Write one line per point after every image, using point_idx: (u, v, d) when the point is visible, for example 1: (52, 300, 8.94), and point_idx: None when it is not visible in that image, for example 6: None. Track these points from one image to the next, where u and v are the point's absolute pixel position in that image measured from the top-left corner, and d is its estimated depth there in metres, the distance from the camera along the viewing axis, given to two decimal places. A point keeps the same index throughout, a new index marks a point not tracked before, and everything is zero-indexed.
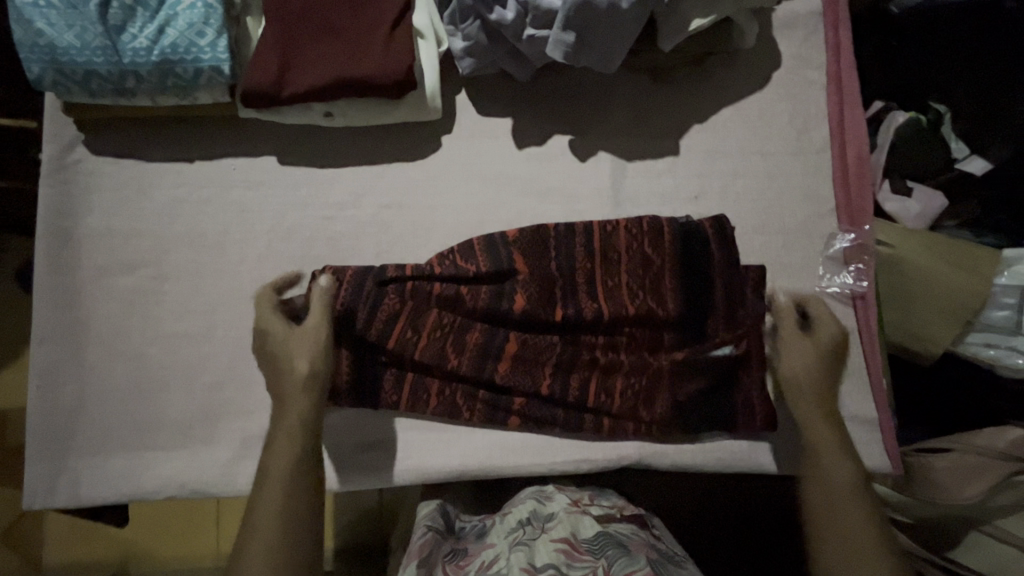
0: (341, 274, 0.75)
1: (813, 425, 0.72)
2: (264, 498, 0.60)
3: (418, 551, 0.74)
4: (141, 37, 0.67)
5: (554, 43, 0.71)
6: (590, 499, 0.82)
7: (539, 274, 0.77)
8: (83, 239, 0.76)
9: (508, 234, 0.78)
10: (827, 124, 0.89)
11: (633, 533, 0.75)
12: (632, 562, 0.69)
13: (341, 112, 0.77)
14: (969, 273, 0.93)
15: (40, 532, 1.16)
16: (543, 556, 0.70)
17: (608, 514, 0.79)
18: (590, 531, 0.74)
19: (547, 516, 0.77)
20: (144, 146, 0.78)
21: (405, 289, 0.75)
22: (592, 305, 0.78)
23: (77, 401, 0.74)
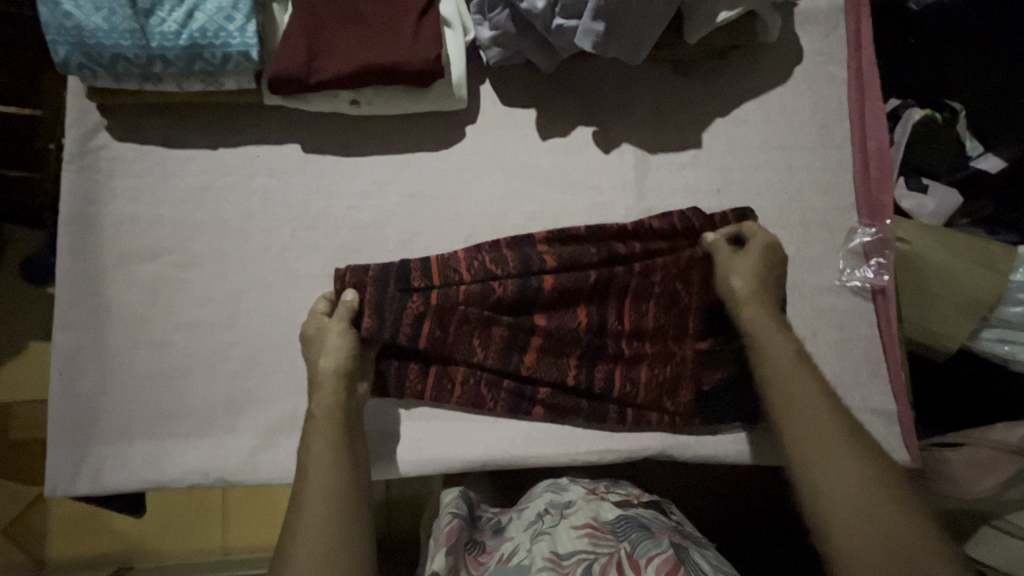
0: (367, 267, 0.75)
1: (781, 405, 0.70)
2: (311, 487, 0.63)
3: (446, 538, 0.72)
4: (169, 21, 0.67)
5: (583, 33, 0.71)
6: (607, 487, 0.82)
7: (568, 266, 0.76)
8: (106, 225, 0.75)
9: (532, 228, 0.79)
10: (848, 119, 0.90)
11: (653, 517, 0.76)
12: (657, 543, 0.69)
13: (368, 100, 0.77)
14: (987, 269, 0.94)
15: (43, 526, 1.15)
16: (566, 544, 0.69)
17: (627, 499, 0.79)
18: (611, 513, 0.75)
19: (565, 503, 0.77)
20: (168, 132, 0.77)
21: (432, 283, 0.75)
22: (620, 298, 0.78)
23: (99, 388, 0.73)
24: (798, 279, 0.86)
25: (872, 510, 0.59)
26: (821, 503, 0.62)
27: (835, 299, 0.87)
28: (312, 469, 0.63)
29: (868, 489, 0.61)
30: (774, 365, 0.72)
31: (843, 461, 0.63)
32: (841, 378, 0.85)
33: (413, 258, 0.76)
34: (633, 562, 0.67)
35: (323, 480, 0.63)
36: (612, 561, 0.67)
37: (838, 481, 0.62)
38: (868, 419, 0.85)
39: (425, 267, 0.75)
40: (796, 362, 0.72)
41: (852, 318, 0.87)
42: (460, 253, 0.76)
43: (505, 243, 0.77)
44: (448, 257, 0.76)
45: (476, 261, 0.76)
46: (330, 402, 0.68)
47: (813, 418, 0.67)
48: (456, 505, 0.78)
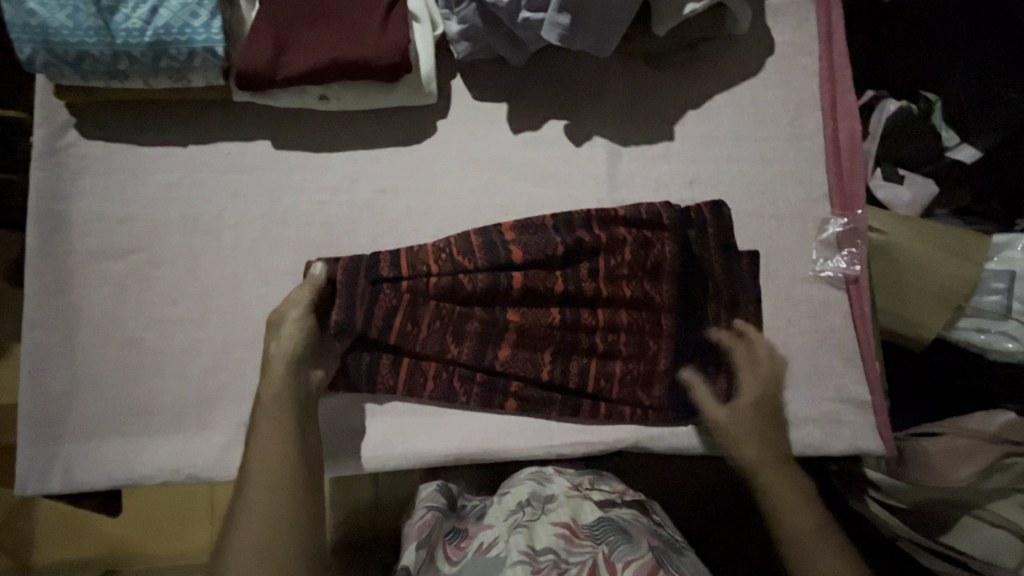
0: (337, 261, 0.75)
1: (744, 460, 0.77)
2: (259, 493, 0.61)
3: (419, 531, 0.73)
4: (133, 18, 0.67)
5: (550, 26, 0.71)
6: (591, 483, 0.82)
7: (539, 261, 0.77)
8: (76, 223, 0.75)
9: (504, 223, 0.79)
10: (819, 110, 0.90)
11: (635, 518, 0.76)
12: (634, 547, 0.69)
13: (337, 96, 0.77)
14: (962, 258, 0.94)
15: (27, 530, 1.15)
16: (543, 541, 0.71)
17: (608, 499, 0.79)
18: (592, 515, 0.75)
19: (547, 498, 0.78)
20: (138, 130, 0.77)
21: (404, 281, 0.75)
22: (593, 292, 0.78)
23: (70, 386, 0.73)
24: (771, 269, 0.87)
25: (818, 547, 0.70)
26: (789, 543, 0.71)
27: (809, 290, 0.87)
28: (260, 476, 0.62)
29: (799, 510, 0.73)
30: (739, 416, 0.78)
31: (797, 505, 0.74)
32: (816, 368, 0.86)
33: (383, 254, 0.76)
34: (610, 564, 0.68)
35: (271, 487, 0.61)
36: (584, 567, 0.68)
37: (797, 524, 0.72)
38: (842, 408, 0.85)
39: (395, 264, 0.75)
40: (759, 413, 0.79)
41: (825, 308, 0.87)
42: (432, 249, 0.76)
43: (476, 239, 0.77)
44: (421, 253, 0.76)
45: (446, 257, 0.76)
46: (278, 404, 0.67)
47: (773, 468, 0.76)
48: (433, 498, 0.79)
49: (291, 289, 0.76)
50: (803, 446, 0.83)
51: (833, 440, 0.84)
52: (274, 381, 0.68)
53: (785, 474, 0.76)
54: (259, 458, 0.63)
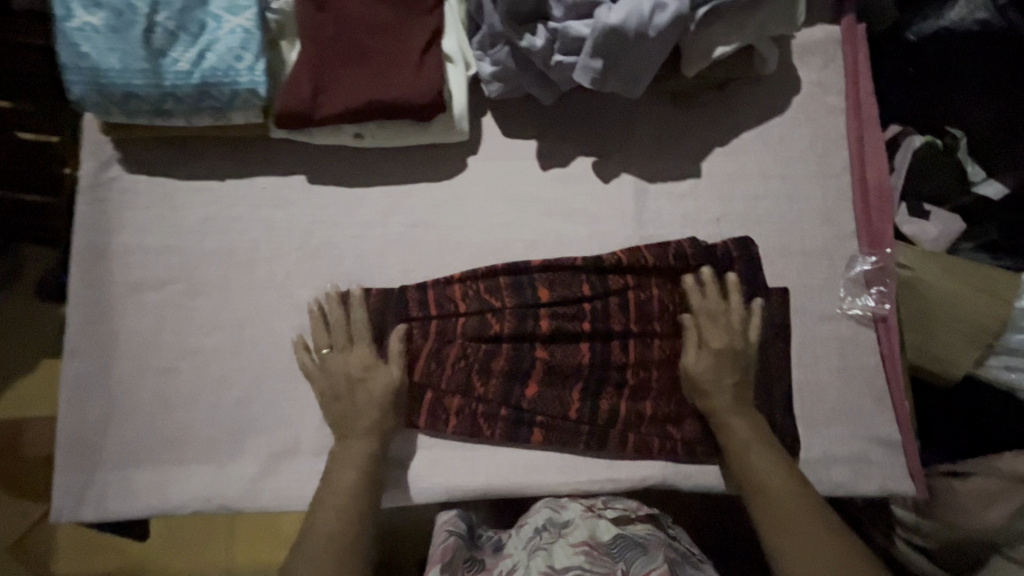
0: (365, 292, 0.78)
1: (732, 436, 0.75)
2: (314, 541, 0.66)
3: (441, 555, 0.72)
4: (181, 61, 0.69)
5: (582, 69, 0.72)
6: (604, 502, 0.81)
7: (564, 300, 0.78)
8: (116, 254, 0.77)
9: (530, 259, 0.80)
10: (847, 149, 0.90)
11: (649, 533, 0.76)
12: (651, 559, 0.70)
13: (372, 133, 0.79)
14: (991, 295, 0.94)
15: (48, 546, 1.17)
16: (563, 560, 0.71)
17: (623, 516, 0.78)
18: (608, 534, 0.75)
19: (564, 521, 0.76)
20: (178, 165, 0.80)
21: (432, 321, 0.77)
22: (622, 330, 0.79)
23: (106, 414, 0.74)
24: (798, 307, 0.87)
25: (792, 502, 0.71)
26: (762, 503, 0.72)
27: (837, 327, 0.86)
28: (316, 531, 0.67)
29: (766, 462, 0.73)
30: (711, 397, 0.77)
31: (772, 459, 0.73)
32: (844, 406, 0.85)
33: (411, 291, 0.78)
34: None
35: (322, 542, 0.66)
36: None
37: (766, 476, 0.72)
38: (872, 447, 0.84)
39: (422, 302, 0.77)
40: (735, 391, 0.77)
41: (853, 346, 0.86)
42: (459, 288, 0.78)
43: (501, 277, 0.79)
44: (448, 291, 0.78)
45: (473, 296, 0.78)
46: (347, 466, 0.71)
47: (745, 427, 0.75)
48: (453, 523, 0.78)
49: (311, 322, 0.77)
50: (831, 486, 0.82)
51: (862, 481, 0.83)
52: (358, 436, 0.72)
53: (771, 456, 0.74)
54: (330, 494, 0.69)
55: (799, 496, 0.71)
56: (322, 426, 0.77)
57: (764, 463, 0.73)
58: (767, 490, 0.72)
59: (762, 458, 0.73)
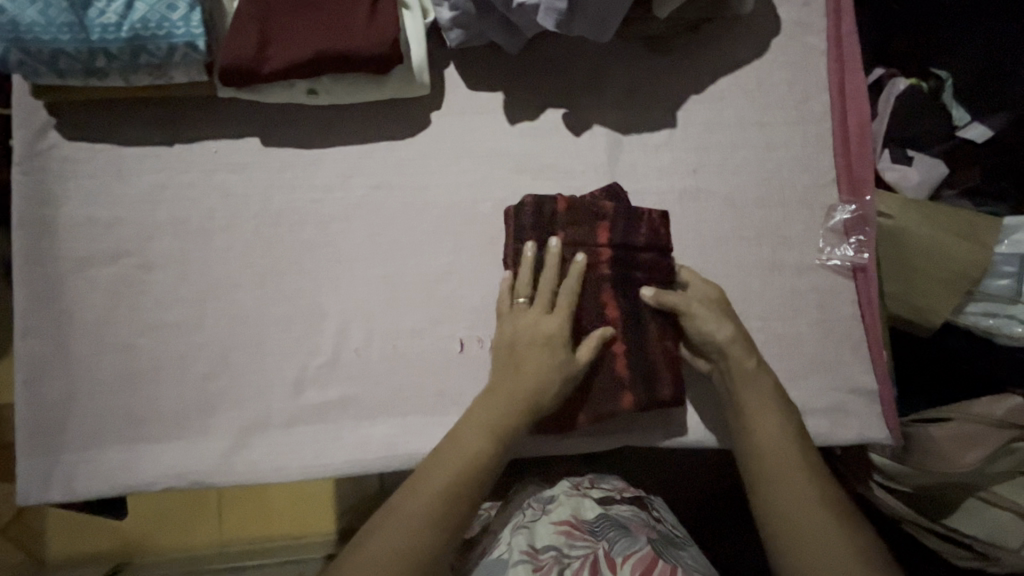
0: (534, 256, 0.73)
1: (746, 411, 0.72)
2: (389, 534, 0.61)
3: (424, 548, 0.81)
4: (108, 13, 0.64)
5: (545, 10, 0.67)
6: (591, 482, 0.83)
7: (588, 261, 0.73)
8: (62, 227, 0.73)
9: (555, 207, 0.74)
10: (828, 91, 0.87)
11: (633, 514, 0.77)
12: (634, 540, 0.71)
13: (326, 90, 0.74)
14: (969, 242, 0.93)
15: (40, 525, 1.18)
16: (544, 537, 0.72)
17: (608, 495, 0.80)
18: (592, 512, 0.76)
19: (547, 498, 0.79)
20: (121, 130, 0.75)
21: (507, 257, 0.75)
22: (594, 299, 0.74)
23: (65, 395, 0.72)
24: (778, 259, 0.85)
25: (784, 464, 0.67)
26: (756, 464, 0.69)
27: (816, 278, 0.85)
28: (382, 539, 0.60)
29: (763, 422, 0.70)
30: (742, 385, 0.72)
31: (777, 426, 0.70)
32: (824, 357, 0.84)
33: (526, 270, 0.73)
34: (611, 560, 0.69)
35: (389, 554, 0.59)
36: (587, 561, 0.69)
37: (765, 437, 0.69)
38: (851, 398, 0.84)
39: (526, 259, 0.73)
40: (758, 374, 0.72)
41: (832, 296, 0.85)
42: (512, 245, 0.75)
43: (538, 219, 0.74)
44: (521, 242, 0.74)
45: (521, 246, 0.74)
46: (433, 468, 0.65)
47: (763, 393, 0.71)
48: None
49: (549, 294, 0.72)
50: (811, 438, 0.82)
51: (841, 430, 0.83)
52: (444, 457, 0.65)
53: (775, 417, 0.70)
54: (405, 498, 0.63)
55: (799, 462, 0.67)
56: (293, 399, 0.75)
57: (768, 422, 0.70)
58: (765, 447, 0.69)
59: (768, 424, 0.70)
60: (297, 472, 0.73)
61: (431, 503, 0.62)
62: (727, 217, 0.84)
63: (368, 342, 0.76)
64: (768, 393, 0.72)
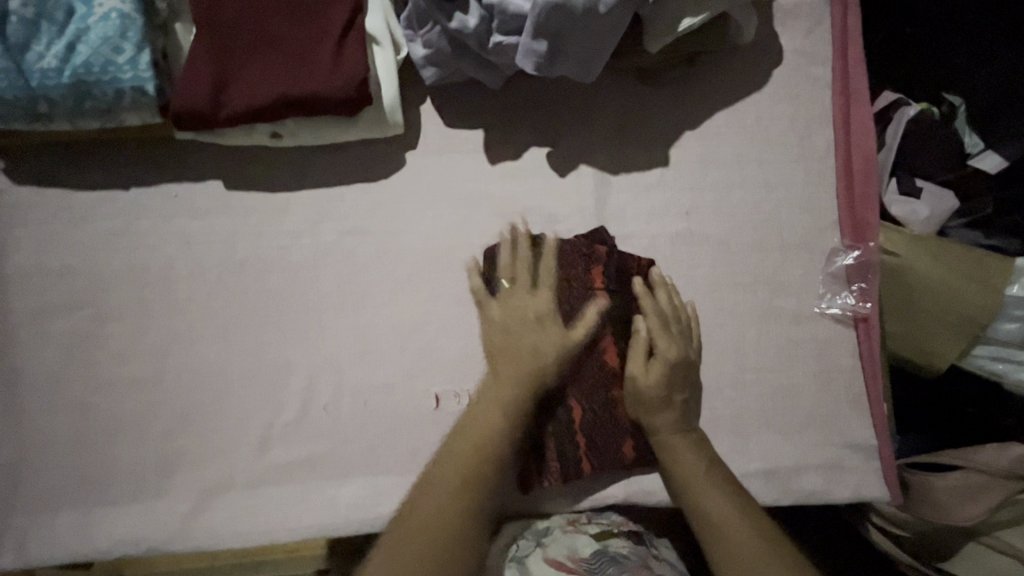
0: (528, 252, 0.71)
1: (688, 484, 0.67)
2: None
3: None
4: (47, 57, 0.59)
5: (524, 53, 0.62)
6: (589, 515, 0.75)
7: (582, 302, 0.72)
8: (12, 277, 0.69)
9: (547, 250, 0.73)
10: (830, 127, 0.82)
11: (632, 552, 0.68)
12: None
13: (290, 132, 0.69)
14: (978, 283, 0.88)
15: None
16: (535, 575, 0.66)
17: (606, 531, 0.72)
18: (589, 550, 0.68)
19: (542, 530, 0.72)
20: (73, 172, 0.70)
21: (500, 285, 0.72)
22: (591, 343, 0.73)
23: (18, 456, 0.68)
24: (775, 307, 0.80)
25: (743, 532, 0.61)
26: (712, 537, 0.63)
27: (814, 327, 0.80)
28: None
29: (704, 490, 0.66)
30: (676, 452, 0.69)
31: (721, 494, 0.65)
32: (820, 411, 0.80)
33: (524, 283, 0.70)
34: None
35: None
36: None
37: (714, 504, 0.64)
38: (848, 454, 0.79)
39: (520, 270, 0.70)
40: (690, 443, 0.69)
41: (831, 346, 0.80)
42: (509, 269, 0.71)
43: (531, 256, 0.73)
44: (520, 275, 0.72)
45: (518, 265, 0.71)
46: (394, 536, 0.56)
47: (690, 459, 0.68)
48: None
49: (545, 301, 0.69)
50: (805, 497, 0.78)
51: (836, 489, 0.79)
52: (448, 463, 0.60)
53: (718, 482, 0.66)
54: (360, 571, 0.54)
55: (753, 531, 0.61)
56: (258, 458, 0.71)
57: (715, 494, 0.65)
58: (715, 519, 0.63)
59: (710, 490, 0.65)
60: (262, 535, 0.70)
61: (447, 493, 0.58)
62: (720, 262, 0.79)
63: (337, 398, 0.72)
64: (704, 460, 0.68)
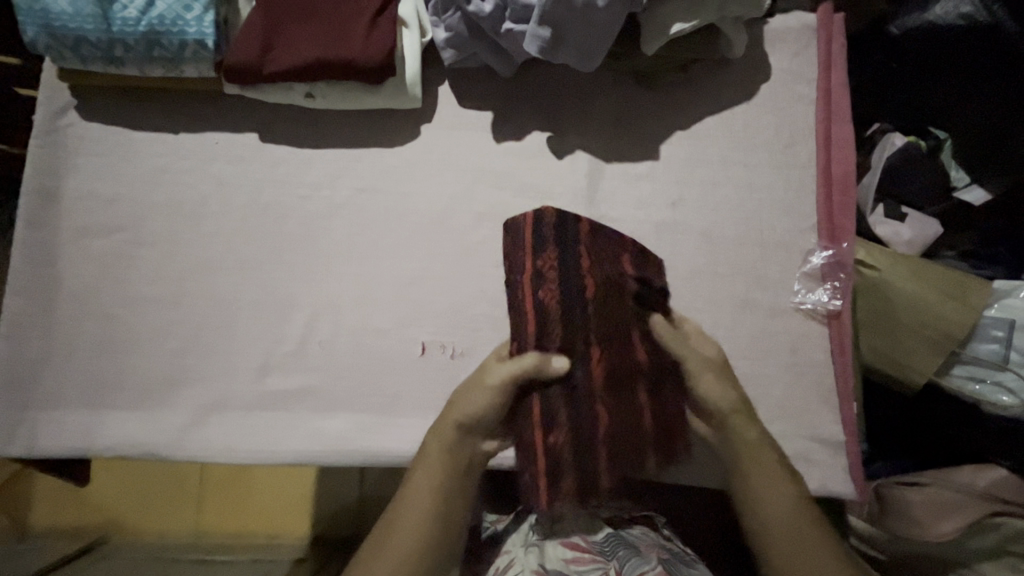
0: (554, 241, 0.76)
1: (744, 479, 0.70)
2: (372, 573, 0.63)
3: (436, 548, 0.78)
4: (130, 8, 0.70)
5: (530, 37, 0.71)
6: None
7: (610, 290, 0.75)
8: (66, 198, 0.78)
9: (582, 241, 0.76)
10: (813, 140, 0.88)
11: (643, 534, 0.75)
12: (643, 562, 0.68)
13: (322, 94, 0.79)
14: (957, 301, 0.91)
15: (28, 493, 1.24)
16: (552, 557, 0.69)
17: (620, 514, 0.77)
18: (602, 531, 0.73)
19: None
20: (132, 114, 0.81)
21: (539, 278, 0.75)
22: (624, 336, 0.74)
23: (43, 355, 0.76)
24: (751, 298, 0.84)
25: (801, 529, 0.67)
26: (771, 531, 0.68)
27: (788, 321, 0.84)
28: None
29: (771, 484, 0.69)
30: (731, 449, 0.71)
31: (780, 488, 0.69)
32: (791, 403, 0.82)
33: (562, 273, 0.75)
34: None
35: None
36: None
37: (775, 500, 0.68)
38: (816, 447, 0.81)
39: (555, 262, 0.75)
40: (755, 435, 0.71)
41: (804, 341, 0.84)
42: (551, 259, 0.75)
43: (565, 249, 0.76)
44: (557, 267, 0.75)
45: (554, 256, 0.75)
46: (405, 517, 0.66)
47: (763, 457, 0.71)
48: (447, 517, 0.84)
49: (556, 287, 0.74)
50: None
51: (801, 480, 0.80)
52: (420, 484, 0.67)
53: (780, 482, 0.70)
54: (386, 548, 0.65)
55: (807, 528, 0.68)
56: (254, 383, 0.77)
57: (778, 488, 0.69)
58: (775, 515, 0.68)
59: (774, 488, 0.69)
60: (248, 454, 0.75)
61: (424, 511, 0.66)
62: (701, 252, 0.85)
63: (334, 336, 0.78)
64: (771, 454, 0.71)
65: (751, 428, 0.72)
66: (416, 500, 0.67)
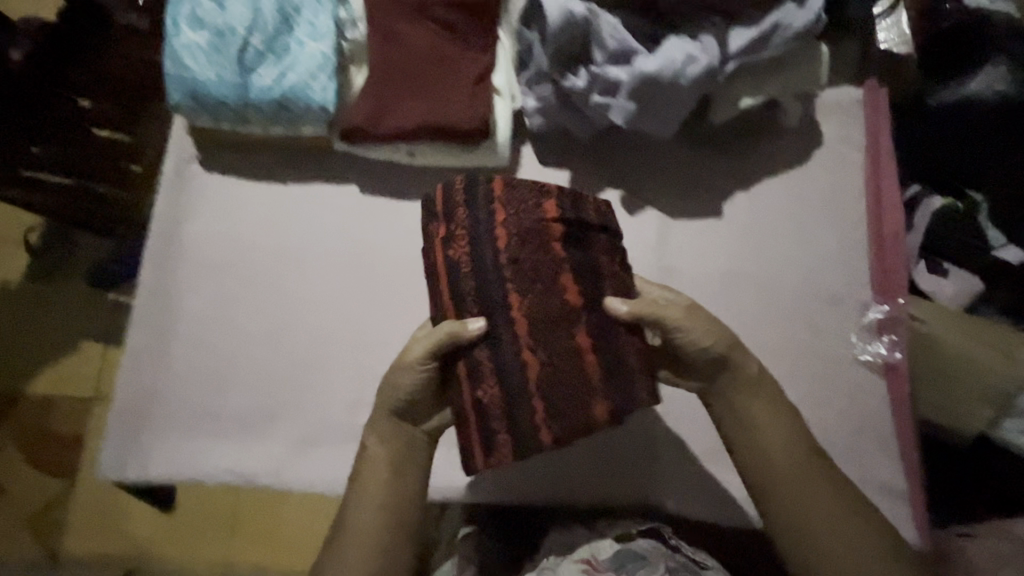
0: (474, 195, 0.69)
1: (751, 434, 0.72)
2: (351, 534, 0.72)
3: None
4: (266, 78, 0.79)
5: (616, 109, 0.79)
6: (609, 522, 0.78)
7: (529, 241, 0.66)
8: (185, 240, 0.86)
9: (490, 191, 0.69)
10: (864, 202, 0.95)
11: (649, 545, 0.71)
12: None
13: (422, 153, 0.88)
14: (1003, 356, 0.96)
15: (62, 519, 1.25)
16: None
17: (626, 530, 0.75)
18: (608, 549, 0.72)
19: None
20: (248, 166, 0.89)
21: (448, 237, 0.70)
22: (548, 285, 0.66)
23: (157, 385, 0.81)
24: (811, 348, 0.89)
25: (807, 487, 0.70)
26: (777, 485, 0.71)
27: (847, 371, 0.89)
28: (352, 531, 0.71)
29: (784, 439, 0.72)
30: (734, 411, 0.73)
31: (790, 445, 0.72)
32: (853, 450, 0.86)
33: (484, 229, 0.68)
34: None
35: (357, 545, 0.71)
36: None
37: (780, 453, 0.71)
38: (878, 494, 0.85)
39: (489, 217, 0.68)
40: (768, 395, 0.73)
41: (863, 391, 0.88)
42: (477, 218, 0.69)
43: (481, 206, 0.69)
44: (488, 224, 0.68)
45: (471, 219, 0.68)
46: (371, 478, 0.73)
47: (777, 425, 0.72)
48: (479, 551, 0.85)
49: (476, 242, 0.68)
50: None
51: None
52: (371, 451, 0.74)
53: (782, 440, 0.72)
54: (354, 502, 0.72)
55: (826, 486, 0.71)
56: (348, 418, 0.81)
57: (778, 437, 0.72)
58: (781, 476, 0.70)
59: (776, 445, 0.71)
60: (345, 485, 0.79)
61: (379, 477, 0.73)
62: (762, 303, 0.90)
63: None
64: (791, 422, 0.72)
65: (774, 398, 0.73)
66: (374, 467, 0.73)
